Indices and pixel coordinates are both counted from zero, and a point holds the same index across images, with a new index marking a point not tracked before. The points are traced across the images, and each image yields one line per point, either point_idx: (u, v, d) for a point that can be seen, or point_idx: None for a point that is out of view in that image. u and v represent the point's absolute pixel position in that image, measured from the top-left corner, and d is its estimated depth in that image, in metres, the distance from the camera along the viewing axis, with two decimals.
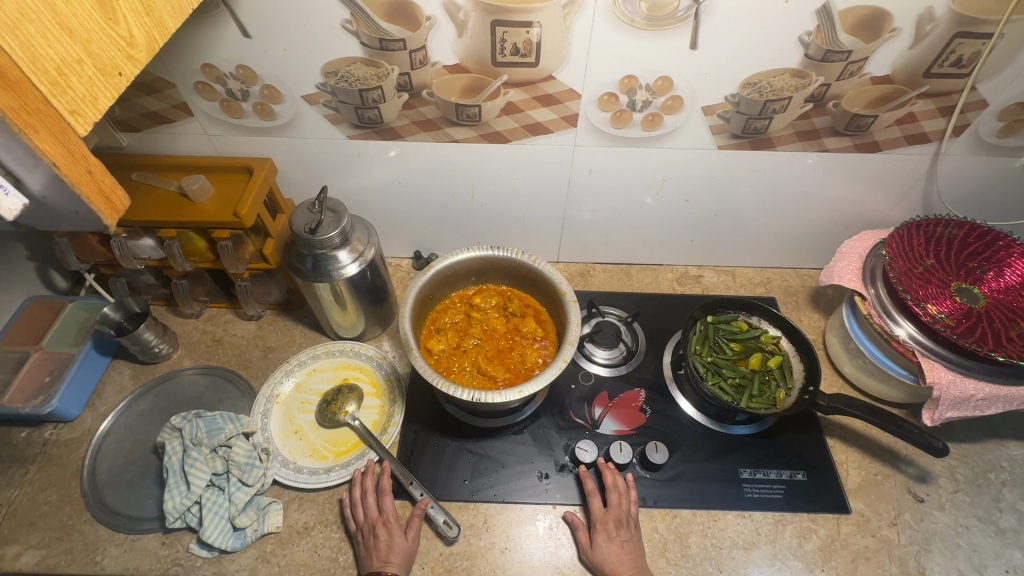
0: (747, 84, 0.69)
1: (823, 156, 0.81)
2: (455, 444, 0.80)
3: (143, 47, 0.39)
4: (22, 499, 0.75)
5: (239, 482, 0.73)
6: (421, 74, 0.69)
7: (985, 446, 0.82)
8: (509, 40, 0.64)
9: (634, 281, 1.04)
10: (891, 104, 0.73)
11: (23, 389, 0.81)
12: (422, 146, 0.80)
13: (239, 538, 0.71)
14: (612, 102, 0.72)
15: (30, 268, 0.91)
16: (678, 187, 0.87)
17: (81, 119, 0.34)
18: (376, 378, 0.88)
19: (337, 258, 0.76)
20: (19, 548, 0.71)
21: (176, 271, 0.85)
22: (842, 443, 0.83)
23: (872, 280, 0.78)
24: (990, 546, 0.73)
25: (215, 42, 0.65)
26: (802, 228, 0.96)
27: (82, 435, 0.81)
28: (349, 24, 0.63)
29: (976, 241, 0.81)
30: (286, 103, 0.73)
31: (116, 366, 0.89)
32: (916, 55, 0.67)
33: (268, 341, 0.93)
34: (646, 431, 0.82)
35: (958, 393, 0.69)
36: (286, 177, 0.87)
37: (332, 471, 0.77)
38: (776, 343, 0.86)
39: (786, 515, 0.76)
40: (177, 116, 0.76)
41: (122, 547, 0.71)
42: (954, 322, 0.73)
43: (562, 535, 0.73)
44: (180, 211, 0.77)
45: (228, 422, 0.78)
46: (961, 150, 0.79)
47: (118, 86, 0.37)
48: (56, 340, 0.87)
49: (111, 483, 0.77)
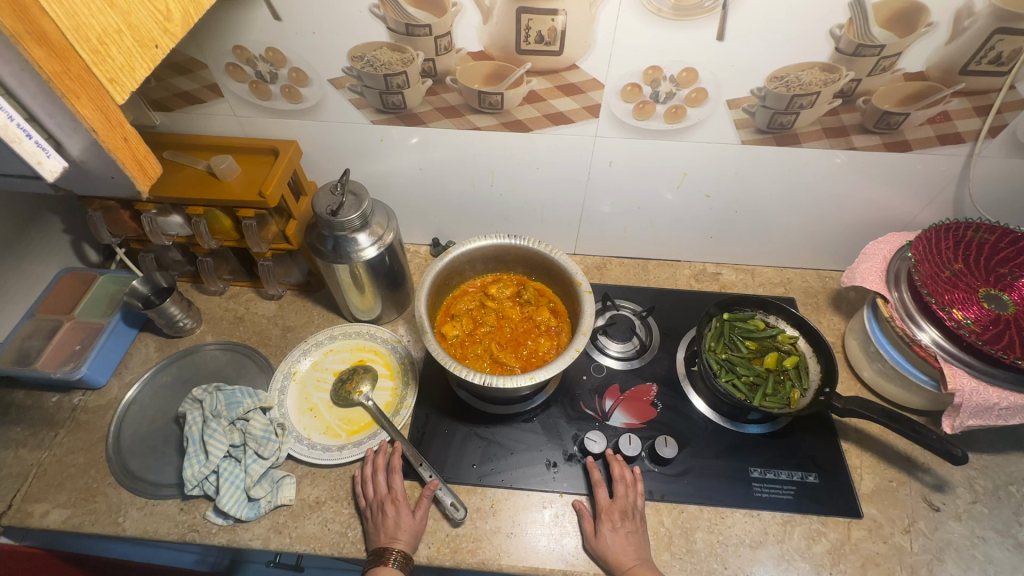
0: (774, 77, 0.68)
1: (851, 155, 0.79)
2: (465, 428, 0.81)
3: (179, 22, 0.40)
4: (51, 460, 0.79)
5: (255, 455, 0.76)
6: (445, 61, 0.70)
7: (1008, 458, 0.79)
8: (534, 27, 0.65)
9: (651, 276, 1.04)
10: (923, 102, 0.71)
11: (54, 356, 0.84)
12: (444, 133, 0.81)
13: (253, 508, 0.73)
14: (635, 93, 0.72)
15: (65, 241, 0.95)
16: (700, 183, 0.86)
17: (119, 88, 0.36)
18: (391, 361, 0.89)
19: (357, 241, 0.78)
20: (47, 506, 0.74)
21: (202, 248, 0.88)
22: (857, 447, 0.81)
23: (896, 284, 0.76)
24: (1007, 560, 0.71)
25: (247, 23, 0.67)
26: (825, 228, 0.95)
27: (108, 402, 0.85)
28: (376, 8, 0.64)
29: (1008, 247, 0.79)
30: (312, 86, 0.74)
31: (143, 339, 0.92)
32: (953, 51, 0.65)
33: (287, 320, 0.95)
34: (656, 425, 0.82)
35: (980, 401, 0.67)
36: (310, 161, 0.89)
37: (344, 449, 0.79)
38: (794, 343, 0.84)
39: (795, 516, 0.75)
40: (208, 97, 0.78)
41: (142, 511, 0.74)
42: (980, 329, 0.71)
43: (567, 523, 0.74)
44: (207, 190, 0.79)
45: (246, 397, 0.81)
46: (997, 151, 0.77)
47: (155, 58, 0.38)
48: (88, 310, 0.90)
49: (134, 450, 0.80)
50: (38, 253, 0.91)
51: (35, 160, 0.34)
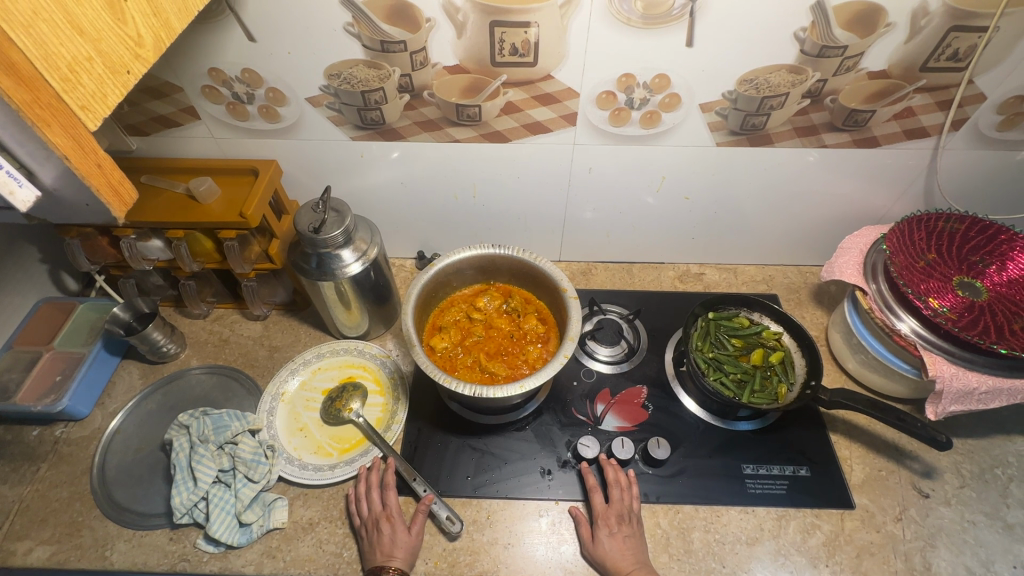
0: (744, 81, 0.70)
1: (823, 152, 0.81)
2: (458, 440, 0.81)
3: (151, 47, 0.40)
4: (33, 495, 0.77)
5: (245, 479, 0.74)
6: (421, 76, 0.71)
7: (992, 442, 0.81)
8: (508, 40, 0.66)
9: (636, 280, 1.05)
10: (888, 99, 0.73)
11: (34, 388, 0.83)
12: (424, 146, 0.81)
13: (245, 534, 0.72)
14: (610, 100, 0.73)
15: (42, 270, 0.93)
16: (679, 186, 0.88)
17: (91, 115, 0.36)
18: (380, 376, 0.89)
19: (341, 257, 0.78)
20: (31, 544, 0.72)
21: (184, 271, 0.87)
22: (846, 439, 0.82)
23: (873, 275, 0.78)
24: (996, 542, 0.72)
25: (222, 46, 0.67)
26: (803, 224, 0.97)
27: (91, 433, 0.83)
28: (351, 26, 0.65)
29: (978, 235, 0.81)
30: (290, 105, 0.75)
31: (126, 367, 0.91)
32: (913, 49, 0.67)
33: (273, 340, 0.94)
34: (648, 427, 0.82)
35: (961, 386, 0.68)
36: (290, 179, 0.89)
37: (337, 468, 0.78)
38: (778, 339, 0.85)
39: (789, 510, 0.75)
40: (185, 120, 0.78)
41: (130, 543, 0.72)
42: (956, 316, 0.73)
43: (564, 530, 0.73)
44: (188, 212, 0.79)
45: (234, 420, 0.79)
46: (960, 143, 0.80)
47: (127, 84, 0.38)
48: (67, 340, 0.88)
49: (119, 480, 0.78)
50: (14, 285, 0.89)
51: (6, 190, 0.33)
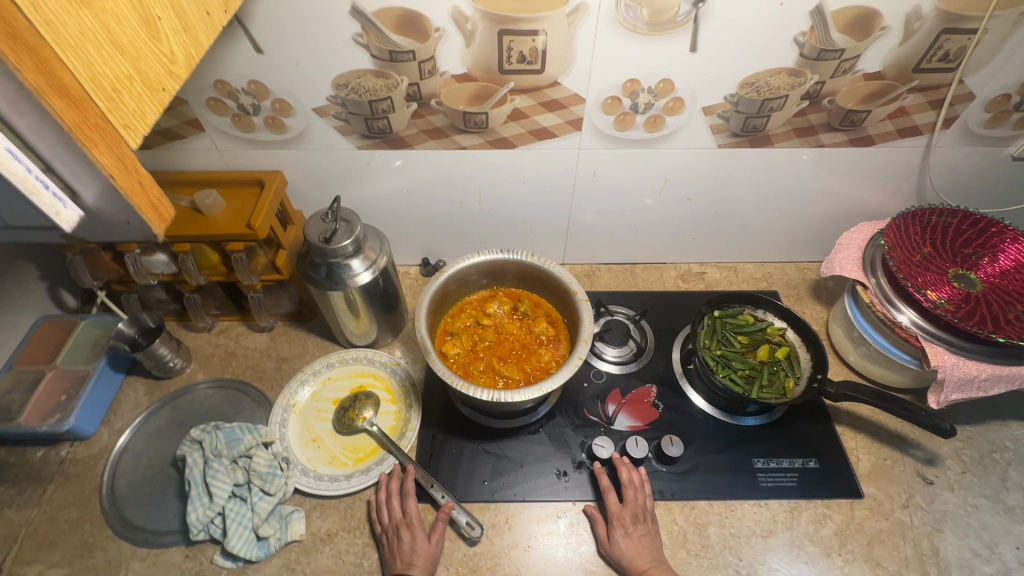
0: (746, 84, 0.72)
1: (819, 152, 0.83)
2: (472, 445, 0.81)
3: (183, 64, 0.40)
4: (41, 518, 0.75)
5: (261, 492, 0.74)
6: (429, 84, 0.71)
7: (989, 427, 0.84)
8: (516, 48, 0.66)
9: (639, 280, 1.06)
10: (883, 99, 0.75)
11: (38, 408, 0.81)
12: (430, 153, 0.81)
13: (263, 547, 0.71)
14: (615, 105, 0.74)
15: (40, 287, 0.92)
16: (680, 187, 0.90)
17: (132, 133, 0.36)
18: (391, 385, 0.89)
19: (351, 266, 0.78)
20: (41, 567, 0.71)
21: (189, 285, 0.86)
22: (851, 430, 0.84)
23: (872, 270, 0.80)
24: (999, 524, 0.75)
25: (229, 58, 0.67)
26: (800, 222, 0.99)
27: (99, 452, 0.81)
28: (360, 36, 0.65)
29: (970, 229, 0.84)
30: (297, 116, 0.75)
31: (130, 383, 0.89)
32: (905, 52, 0.70)
33: (281, 351, 0.94)
34: (659, 425, 0.84)
35: (962, 374, 0.71)
36: (295, 189, 0.88)
37: (353, 478, 0.77)
38: (783, 334, 0.87)
39: (800, 502, 0.77)
40: (189, 133, 0.77)
41: (145, 562, 0.71)
42: (954, 307, 0.76)
43: (582, 531, 0.74)
44: (194, 225, 0.78)
45: (247, 433, 0.78)
46: (951, 140, 0.82)
47: (162, 101, 0.38)
48: (70, 358, 0.87)
49: (130, 499, 0.77)
50: (12, 303, 0.87)
51: (53, 211, 0.35)
